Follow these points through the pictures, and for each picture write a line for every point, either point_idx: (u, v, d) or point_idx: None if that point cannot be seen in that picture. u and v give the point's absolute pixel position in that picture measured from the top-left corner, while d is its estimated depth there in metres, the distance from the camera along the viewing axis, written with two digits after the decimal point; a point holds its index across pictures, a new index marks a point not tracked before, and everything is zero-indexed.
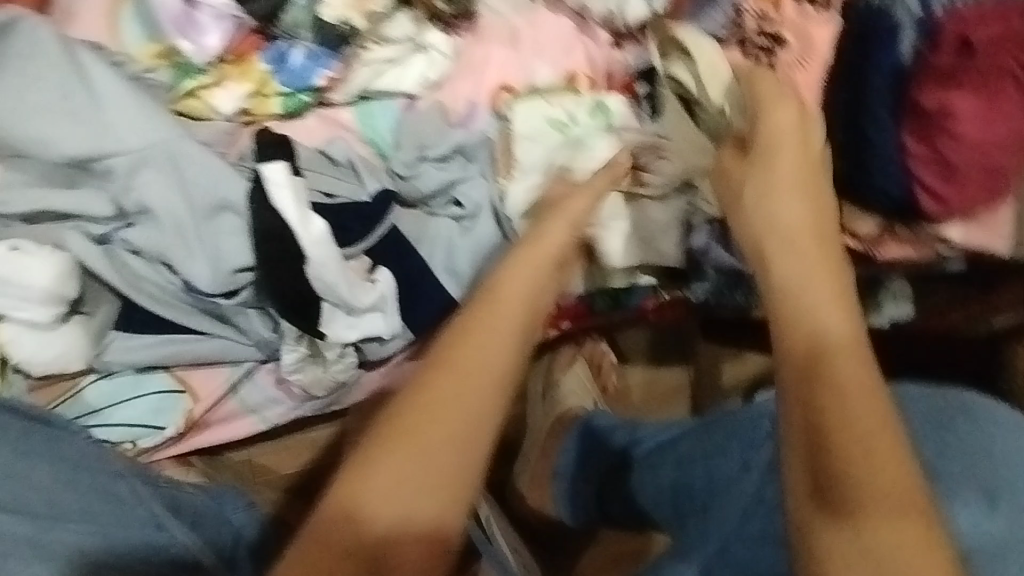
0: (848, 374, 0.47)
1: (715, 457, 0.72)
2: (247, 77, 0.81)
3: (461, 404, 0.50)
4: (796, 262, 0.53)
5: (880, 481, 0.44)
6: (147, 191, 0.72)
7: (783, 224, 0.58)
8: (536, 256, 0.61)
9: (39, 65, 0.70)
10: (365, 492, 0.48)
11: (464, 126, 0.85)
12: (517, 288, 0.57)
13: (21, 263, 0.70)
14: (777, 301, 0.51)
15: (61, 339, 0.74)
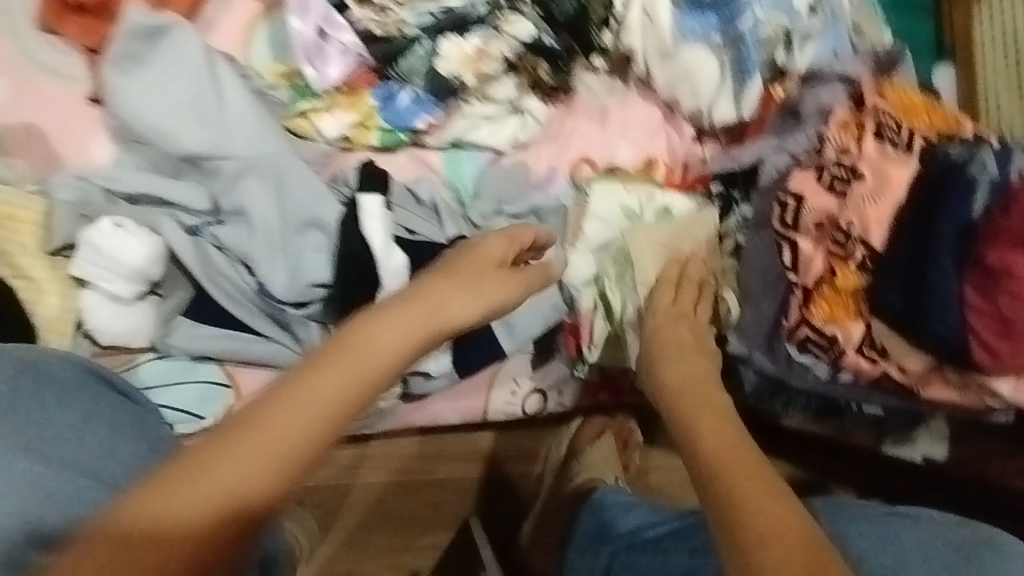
0: (711, 448, 0.55)
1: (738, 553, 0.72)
2: (355, 108, 0.85)
3: (368, 358, 0.51)
4: (697, 400, 0.61)
5: (766, 517, 0.47)
6: (247, 195, 0.77)
7: (675, 368, 0.66)
8: (465, 266, 0.65)
9: (178, 66, 0.77)
10: (187, 491, 0.41)
11: (543, 189, 0.89)
12: (460, 296, 0.62)
13: (118, 240, 0.76)
14: (680, 418, 0.60)
15: (134, 315, 0.79)
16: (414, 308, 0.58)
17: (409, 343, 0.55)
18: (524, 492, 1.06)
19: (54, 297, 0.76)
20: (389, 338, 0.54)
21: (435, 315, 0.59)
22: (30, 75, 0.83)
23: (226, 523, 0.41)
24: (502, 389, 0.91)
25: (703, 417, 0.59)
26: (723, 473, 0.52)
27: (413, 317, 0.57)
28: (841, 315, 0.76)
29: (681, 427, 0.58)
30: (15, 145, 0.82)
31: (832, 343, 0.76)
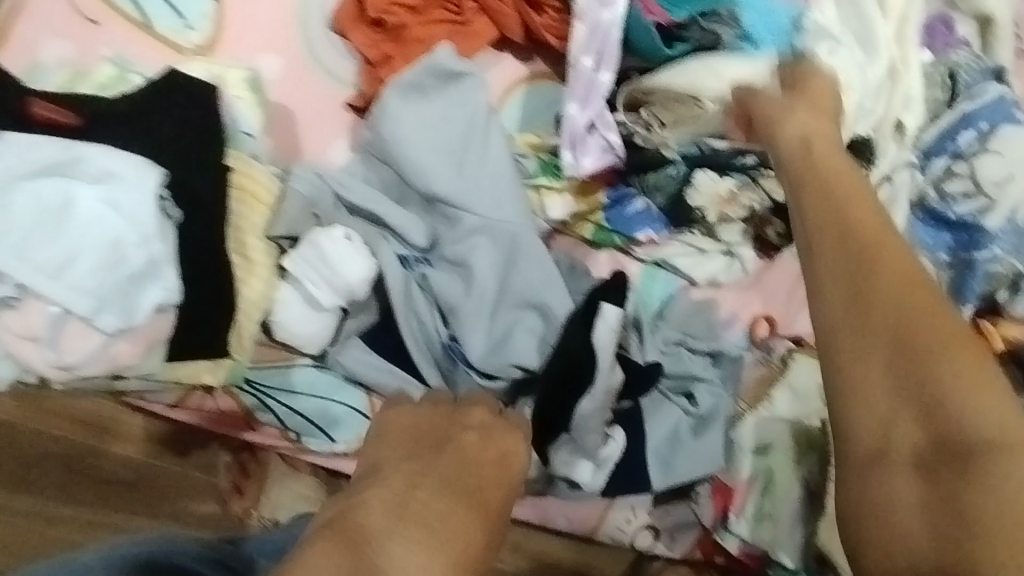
0: (937, 333, 0.50)
1: None
2: (586, 199, 0.86)
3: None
4: (901, 304, 0.51)
5: (963, 414, 0.48)
6: (475, 253, 0.77)
7: (844, 283, 0.53)
8: (489, 492, 0.50)
9: (456, 112, 0.79)
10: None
11: (722, 331, 0.86)
12: (456, 513, 0.47)
13: (345, 254, 0.75)
14: (842, 340, 0.51)
15: (318, 323, 0.77)
16: (455, 518, 0.46)
17: None
18: None
19: (259, 282, 0.76)
20: (419, 557, 0.43)
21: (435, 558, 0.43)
22: (303, 66, 0.86)
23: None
24: (619, 513, 0.86)
25: (951, 356, 0.49)
26: (895, 365, 0.49)
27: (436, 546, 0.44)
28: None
29: (859, 363, 0.50)
30: (268, 124, 0.85)
31: None
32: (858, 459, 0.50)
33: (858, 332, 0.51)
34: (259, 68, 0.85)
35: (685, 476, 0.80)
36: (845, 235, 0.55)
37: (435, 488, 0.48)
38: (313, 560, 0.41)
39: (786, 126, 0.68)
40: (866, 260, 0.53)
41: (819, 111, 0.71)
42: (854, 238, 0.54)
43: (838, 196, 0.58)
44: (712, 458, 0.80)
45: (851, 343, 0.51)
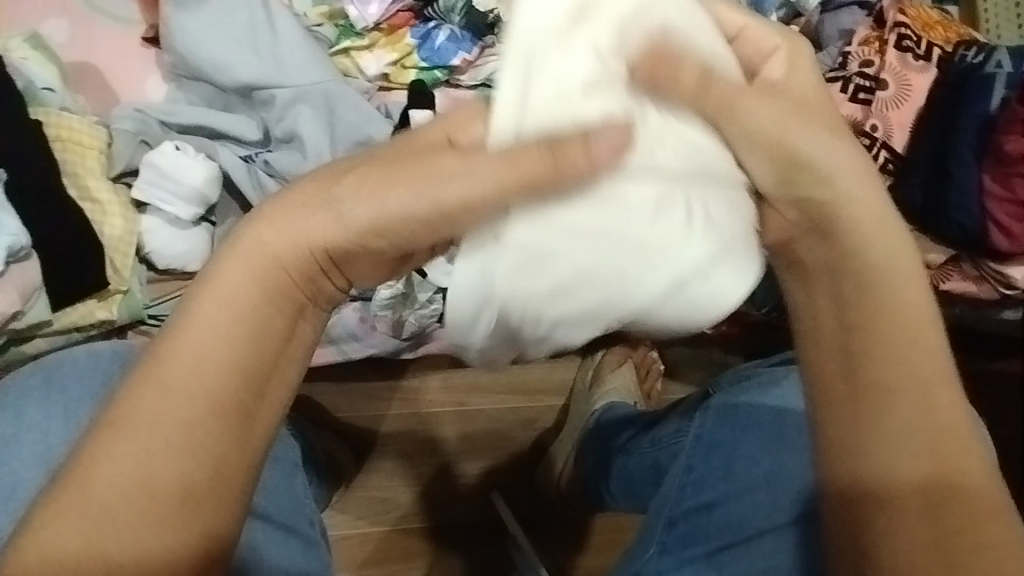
0: (907, 292, 0.46)
1: (733, 461, 0.72)
2: (395, 47, 0.90)
3: (203, 321, 0.40)
4: (905, 294, 0.46)
5: (937, 405, 0.45)
6: (300, 121, 0.83)
7: (834, 306, 0.47)
8: (344, 184, 0.43)
9: (233, 2, 0.85)
10: (131, 432, 0.39)
11: None
12: (315, 217, 0.42)
13: (181, 163, 0.81)
14: (845, 286, 0.47)
15: (189, 237, 0.82)
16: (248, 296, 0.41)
17: (250, 352, 0.41)
18: (548, 422, 1.11)
19: (118, 220, 0.80)
20: (220, 316, 0.40)
21: (240, 310, 0.41)
22: (86, 18, 0.87)
23: (169, 499, 0.38)
24: None
25: (922, 355, 0.46)
26: (868, 342, 0.46)
27: (249, 261, 0.41)
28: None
29: (865, 330, 0.46)
30: (76, 83, 0.86)
31: None
32: (844, 396, 0.46)
33: (855, 281, 0.47)
34: (45, 32, 0.86)
35: None
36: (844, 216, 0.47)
37: (259, 236, 0.42)
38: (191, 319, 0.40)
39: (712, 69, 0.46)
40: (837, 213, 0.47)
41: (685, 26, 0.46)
42: (869, 289, 0.47)
43: (842, 270, 0.47)
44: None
45: (867, 305, 0.46)
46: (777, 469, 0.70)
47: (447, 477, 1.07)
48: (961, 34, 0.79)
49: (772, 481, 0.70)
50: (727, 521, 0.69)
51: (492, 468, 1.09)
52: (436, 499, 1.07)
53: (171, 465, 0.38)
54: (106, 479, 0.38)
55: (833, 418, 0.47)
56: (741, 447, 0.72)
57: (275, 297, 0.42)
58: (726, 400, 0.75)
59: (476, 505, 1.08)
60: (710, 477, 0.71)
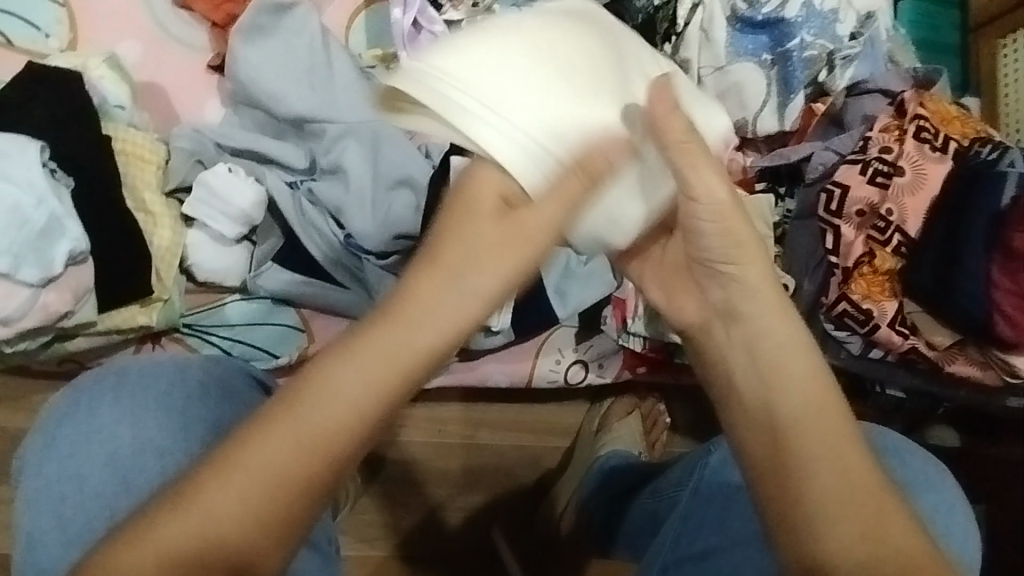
0: (793, 359, 0.53)
1: (727, 519, 0.73)
2: None
3: (348, 389, 0.46)
4: (788, 359, 0.53)
5: (850, 464, 0.50)
6: (345, 155, 0.88)
7: (759, 376, 0.53)
8: (450, 273, 0.49)
9: (294, 41, 0.91)
10: (219, 492, 0.45)
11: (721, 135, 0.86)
12: (437, 325, 0.47)
13: (230, 184, 0.86)
14: (755, 366, 0.54)
15: (230, 255, 0.89)
16: (368, 386, 0.46)
17: (352, 435, 0.46)
18: (552, 464, 1.13)
19: (167, 231, 0.85)
20: (342, 404, 0.46)
21: (357, 397, 0.46)
22: (158, 43, 0.94)
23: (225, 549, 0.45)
24: (549, 357, 0.98)
25: (819, 417, 0.52)
26: (757, 417, 0.53)
27: (377, 360, 0.46)
28: (877, 293, 0.80)
29: (772, 400, 0.52)
30: (142, 102, 0.92)
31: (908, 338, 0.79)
32: (765, 464, 0.51)
33: (755, 356, 0.54)
34: (121, 53, 0.93)
35: (587, 298, 0.93)
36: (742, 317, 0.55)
37: (396, 331, 0.47)
38: (312, 403, 0.45)
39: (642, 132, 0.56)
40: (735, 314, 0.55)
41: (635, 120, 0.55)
42: (761, 369, 0.54)
43: (744, 350, 0.55)
44: (597, 289, 0.93)
45: (771, 382, 0.53)
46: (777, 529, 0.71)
47: (450, 507, 1.09)
48: (980, 129, 0.83)
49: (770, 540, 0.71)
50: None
51: (496, 504, 1.10)
52: (436, 529, 1.09)
53: (248, 519, 0.45)
54: (186, 523, 0.45)
55: (759, 489, 0.51)
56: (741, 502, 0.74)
57: (388, 380, 0.46)
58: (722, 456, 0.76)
59: (475, 539, 1.09)
60: (703, 530, 0.73)
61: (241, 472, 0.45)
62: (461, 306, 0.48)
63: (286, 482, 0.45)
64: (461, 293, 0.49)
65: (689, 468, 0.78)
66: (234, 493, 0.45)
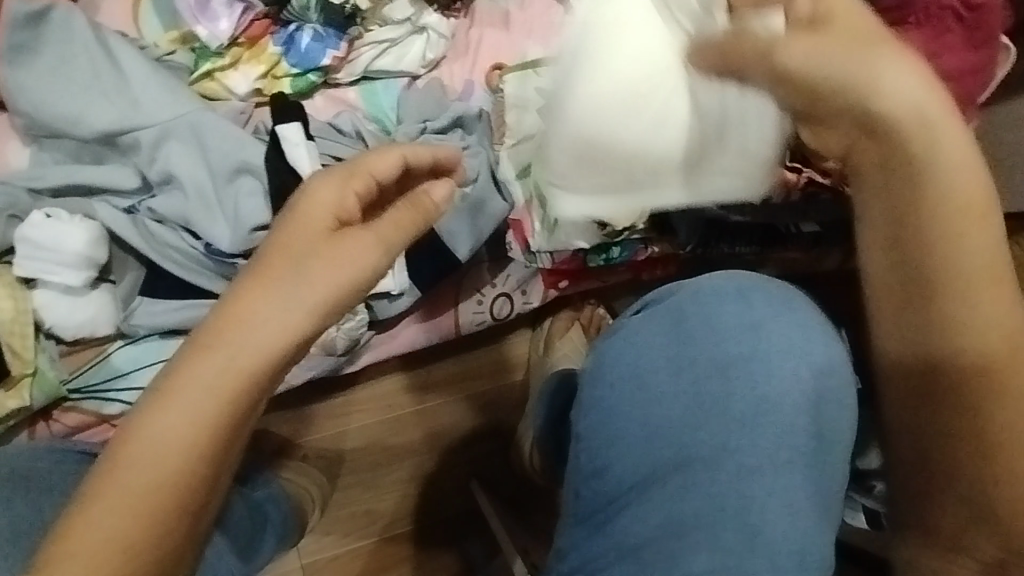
0: (980, 259, 0.50)
1: (646, 396, 0.66)
2: (261, 60, 0.86)
3: (264, 356, 0.46)
4: (966, 242, 0.49)
5: (989, 347, 0.51)
6: (172, 159, 0.79)
7: (961, 254, 0.50)
8: (273, 278, 0.48)
9: (71, 50, 0.80)
10: (79, 546, 0.43)
11: (464, 101, 0.92)
12: (265, 324, 0.47)
13: (56, 229, 0.76)
14: (943, 241, 0.49)
15: (89, 303, 0.80)
16: (204, 406, 0.45)
17: (211, 452, 0.45)
18: (511, 401, 1.10)
19: (6, 301, 0.77)
20: (183, 420, 0.45)
21: (204, 416, 0.45)
22: None
23: None
24: (469, 301, 0.93)
25: (979, 293, 0.50)
26: (916, 327, 0.52)
27: (213, 371, 0.45)
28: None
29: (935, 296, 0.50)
30: None
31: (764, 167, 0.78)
32: (965, 377, 0.51)
33: (913, 232, 0.50)
34: None
35: (483, 230, 0.87)
36: (930, 163, 0.49)
37: (209, 344, 0.46)
38: (155, 431, 0.44)
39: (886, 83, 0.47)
40: (918, 153, 0.49)
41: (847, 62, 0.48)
42: (936, 252, 0.50)
43: (937, 238, 0.50)
44: (490, 217, 0.87)
45: (935, 267, 0.50)
46: (699, 393, 0.65)
47: (425, 475, 1.07)
48: None
49: (694, 414, 0.64)
50: (680, 481, 0.62)
51: (468, 457, 1.08)
52: (415, 501, 1.06)
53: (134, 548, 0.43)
54: None
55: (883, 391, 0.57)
56: (650, 385, 0.66)
57: (231, 385, 0.46)
58: (600, 356, 0.71)
59: (457, 498, 1.07)
60: (625, 427, 0.65)
61: (135, 463, 0.44)
62: (289, 300, 0.47)
63: (169, 468, 0.44)
64: (272, 298, 0.47)
65: (581, 387, 0.71)
66: (133, 482, 0.44)
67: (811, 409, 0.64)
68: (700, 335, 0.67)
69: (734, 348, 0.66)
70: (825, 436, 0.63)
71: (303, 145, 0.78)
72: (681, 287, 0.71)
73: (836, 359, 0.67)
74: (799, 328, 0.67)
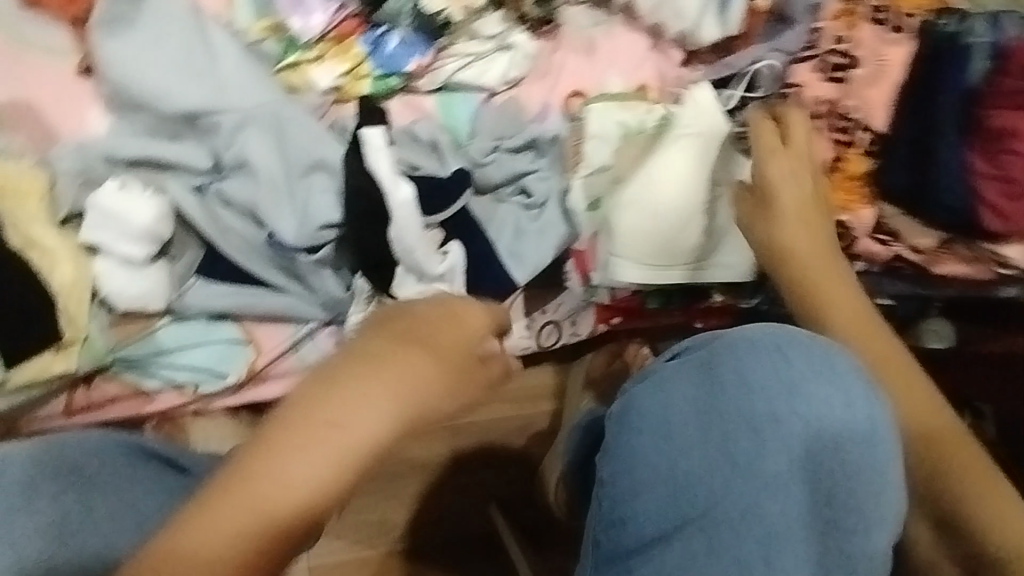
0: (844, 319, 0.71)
1: (689, 448, 0.63)
2: (346, 57, 0.85)
3: (356, 426, 0.48)
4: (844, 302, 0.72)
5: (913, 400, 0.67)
6: (249, 146, 0.79)
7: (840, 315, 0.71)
8: (387, 364, 0.51)
9: (166, 27, 0.80)
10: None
11: (539, 123, 0.89)
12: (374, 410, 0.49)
13: (127, 201, 0.77)
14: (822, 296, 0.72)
15: (147, 279, 0.79)
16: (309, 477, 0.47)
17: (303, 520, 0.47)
18: (541, 428, 1.08)
19: (68, 266, 0.77)
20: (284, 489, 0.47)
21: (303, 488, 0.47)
22: (16, 52, 0.82)
23: None
24: (517, 324, 0.91)
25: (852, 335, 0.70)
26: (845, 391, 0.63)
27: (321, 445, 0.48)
28: (853, 203, 0.79)
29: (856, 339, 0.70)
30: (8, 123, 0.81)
31: (846, 231, 0.79)
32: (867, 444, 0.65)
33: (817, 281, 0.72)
34: None
35: (544, 256, 0.86)
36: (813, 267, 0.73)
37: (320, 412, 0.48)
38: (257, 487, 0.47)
39: (782, 188, 0.74)
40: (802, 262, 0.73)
41: (801, 165, 0.75)
42: (817, 309, 0.72)
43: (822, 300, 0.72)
44: (553, 244, 0.86)
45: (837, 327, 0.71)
46: (728, 454, 0.62)
47: (445, 492, 1.05)
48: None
49: (722, 476, 0.62)
50: (702, 540, 0.61)
51: (491, 480, 1.06)
52: (431, 518, 1.04)
53: None
54: None
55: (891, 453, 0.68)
56: (678, 440, 0.63)
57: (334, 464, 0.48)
58: (627, 402, 0.67)
59: (473, 521, 1.05)
60: (647, 476, 0.63)
61: (222, 511, 0.46)
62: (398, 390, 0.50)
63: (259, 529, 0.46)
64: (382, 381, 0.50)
65: (608, 428, 0.67)
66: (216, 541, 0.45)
67: (842, 480, 0.63)
68: (732, 394, 0.63)
69: (771, 413, 0.63)
70: (851, 506, 0.62)
71: (383, 151, 0.77)
72: (715, 339, 0.66)
73: (884, 437, 0.62)
74: (844, 398, 0.63)
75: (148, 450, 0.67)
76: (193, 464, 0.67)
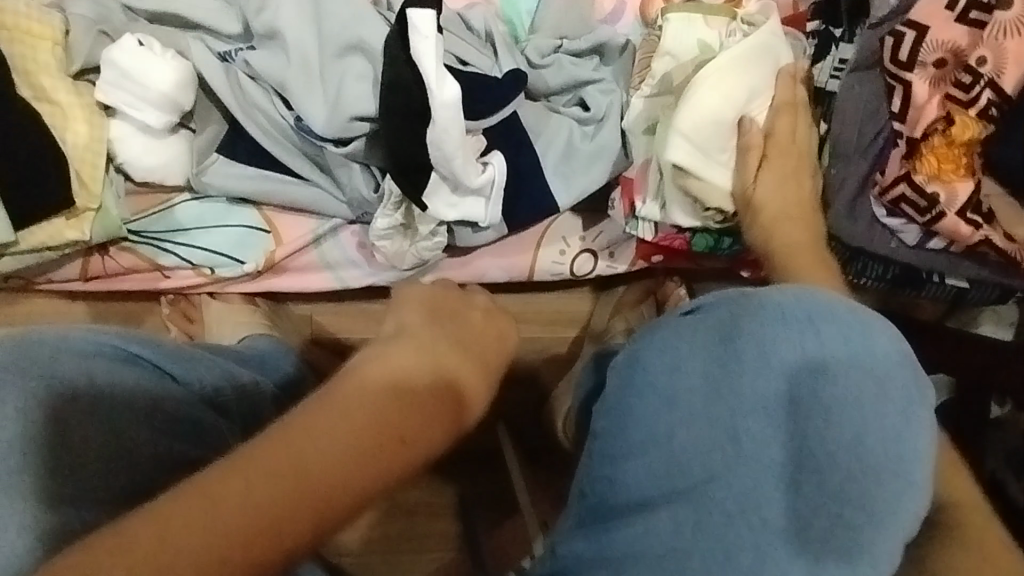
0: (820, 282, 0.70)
1: (702, 420, 0.53)
2: None
3: (441, 370, 0.49)
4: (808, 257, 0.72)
5: None
6: (282, 13, 0.71)
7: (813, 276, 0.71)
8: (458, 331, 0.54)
9: None
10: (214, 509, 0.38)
11: (610, 26, 0.79)
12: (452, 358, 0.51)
13: (145, 63, 0.69)
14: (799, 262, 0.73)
15: (165, 149, 0.74)
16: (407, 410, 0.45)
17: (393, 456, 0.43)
18: (561, 354, 1.04)
19: (81, 125, 0.72)
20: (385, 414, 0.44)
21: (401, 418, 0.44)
22: None
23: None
24: (552, 248, 0.84)
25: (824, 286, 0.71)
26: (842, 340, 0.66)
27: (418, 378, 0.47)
28: (949, 172, 0.68)
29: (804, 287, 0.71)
30: None
31: (931, 204, 0.70)
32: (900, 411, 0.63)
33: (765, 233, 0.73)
34: None
35: (593, 179, 0.78)
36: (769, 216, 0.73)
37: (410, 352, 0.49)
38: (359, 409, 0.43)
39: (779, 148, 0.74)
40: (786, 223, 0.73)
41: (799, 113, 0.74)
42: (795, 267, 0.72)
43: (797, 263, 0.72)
44: (603, 170, 0.78)
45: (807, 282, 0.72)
46: (742, 432, 0.52)
47: None
48: None
49: (731, 453, 0.52)
50: (695, 519, 0.52)
51: (501, 399, 1.04)
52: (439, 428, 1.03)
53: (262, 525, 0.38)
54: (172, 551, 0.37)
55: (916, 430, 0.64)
56: (686, 406, 0.54)
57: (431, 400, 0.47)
58: (633, 356, 0.59)
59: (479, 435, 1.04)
60: (646, 440, 0.55)
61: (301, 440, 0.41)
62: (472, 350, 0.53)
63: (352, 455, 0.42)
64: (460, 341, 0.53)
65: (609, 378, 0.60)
66: (304, 462, 0.40)
67: (881, 482, 0.50)
68: (760, 363, 0.53)
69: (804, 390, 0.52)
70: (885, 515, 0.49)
71: (434, 41, 0.67)
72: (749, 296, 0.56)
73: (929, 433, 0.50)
74: (898, 386, 0.51)
75: (139, 355, 0.62)
76: (188, 375, 0.63)
